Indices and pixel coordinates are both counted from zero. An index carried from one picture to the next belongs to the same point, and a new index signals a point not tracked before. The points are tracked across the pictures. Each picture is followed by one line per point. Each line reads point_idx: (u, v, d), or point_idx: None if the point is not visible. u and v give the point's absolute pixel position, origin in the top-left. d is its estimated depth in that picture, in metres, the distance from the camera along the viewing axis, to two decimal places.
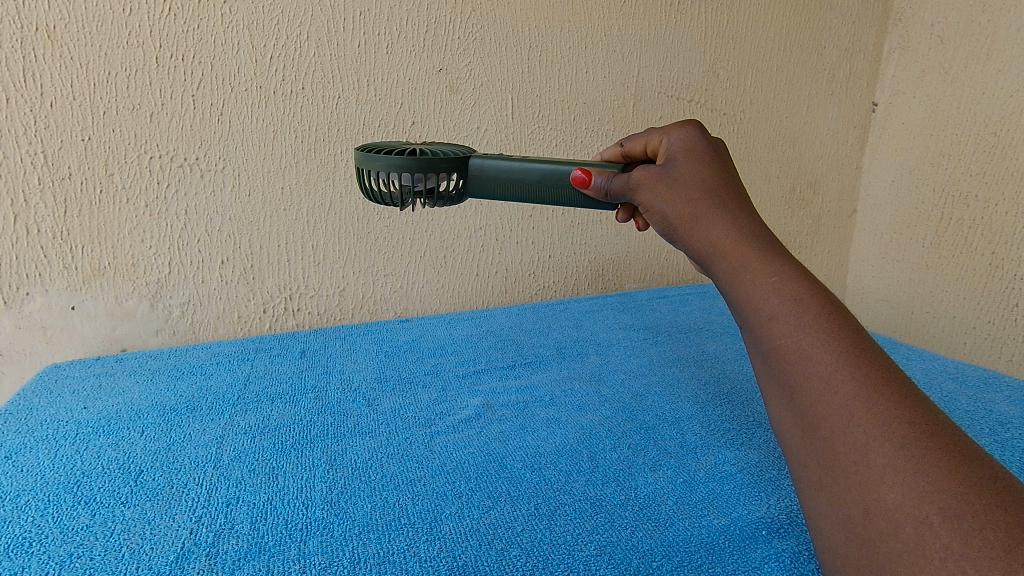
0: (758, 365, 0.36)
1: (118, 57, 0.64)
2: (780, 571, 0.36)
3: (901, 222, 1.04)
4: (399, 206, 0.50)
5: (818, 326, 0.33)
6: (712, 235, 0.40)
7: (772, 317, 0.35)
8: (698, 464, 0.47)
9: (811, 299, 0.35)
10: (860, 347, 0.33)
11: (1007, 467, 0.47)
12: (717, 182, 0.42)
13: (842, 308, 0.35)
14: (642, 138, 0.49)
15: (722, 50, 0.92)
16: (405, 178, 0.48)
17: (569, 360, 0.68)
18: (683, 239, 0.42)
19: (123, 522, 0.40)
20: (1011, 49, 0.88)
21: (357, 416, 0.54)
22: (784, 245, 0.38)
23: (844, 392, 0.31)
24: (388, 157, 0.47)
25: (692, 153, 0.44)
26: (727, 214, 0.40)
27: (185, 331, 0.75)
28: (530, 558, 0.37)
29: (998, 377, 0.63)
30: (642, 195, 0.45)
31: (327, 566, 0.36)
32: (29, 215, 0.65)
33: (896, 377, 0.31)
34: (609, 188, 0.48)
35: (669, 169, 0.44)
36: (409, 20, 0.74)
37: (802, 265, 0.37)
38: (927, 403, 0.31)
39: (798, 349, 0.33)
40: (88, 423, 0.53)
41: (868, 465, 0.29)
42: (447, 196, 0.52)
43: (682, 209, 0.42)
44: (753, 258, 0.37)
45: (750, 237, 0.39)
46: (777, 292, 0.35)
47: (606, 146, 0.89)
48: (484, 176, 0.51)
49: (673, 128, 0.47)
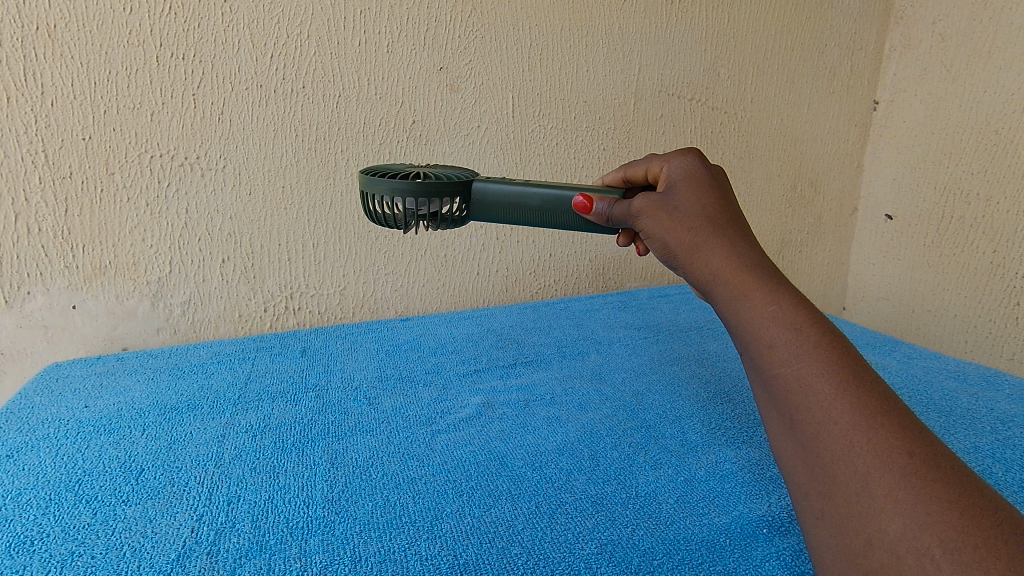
0: (759, 392, 0.37)
1: (118, 56, 0.64)
2: (781, 569, 0.36)
3: (902, 221, 1.04)
4: (403, 228, 0.51)
5: (818, 355, 0.34)
6: (712, 263, 0.41)
7: (772, 345, 0.36)
8: (699, 462, 0.47)
9: (810, 328, 0.35)
10: (860, 376, 0.33)
11: (1008, 465, 0.47)
12: (716, 210, 0.43)
13: (841, 337, 0.35)
14: (642, 165, 0.50)
15: (723, 49, 0.92)
16: (408, 203, 0.49)
17: (570, 359, 0.68)
18: (683, 265, 0.44)
19: (124, 520, 0.40)
20: (1013, 46, 0.88)
21: (357, 415, 0.54)
22: (783, 274, 0.39)
23: (843, 422, 0.31)
24: (391, 183, 0.48)
25: (692, 181, 0.45)
26: (727, 242, 0.41)
27: (186, 330, 0.76)
28: (530, 557, 0.37)
29: (999, 376, 0.63)
30: (643, 222, 0.46)
31: (328, 564, 0.36)
32: (29, 215, 0.65)
33: (896, 408, 0.32)
34: (611, 214, 0.49)
35: (670, 197, 0.45)
36: (410, 19, 0.74)
37: (800, 294, 0.37)
38: (927, 434, 0.31)
39: (797, 378, 0.34)
40: (89, 422, 0.53)
41: (868, 494, 0.29)
42: (450, 219, 0.52)
43: (682, 236, 0.43)
44: (753, 286, 0.38)
45: (749, 265, 0.40)
46: (776, 319, 0.36)
47: (607, 144, 0.89)
48: (487, 201, 0.52)
49: (673, 156, 0.48)
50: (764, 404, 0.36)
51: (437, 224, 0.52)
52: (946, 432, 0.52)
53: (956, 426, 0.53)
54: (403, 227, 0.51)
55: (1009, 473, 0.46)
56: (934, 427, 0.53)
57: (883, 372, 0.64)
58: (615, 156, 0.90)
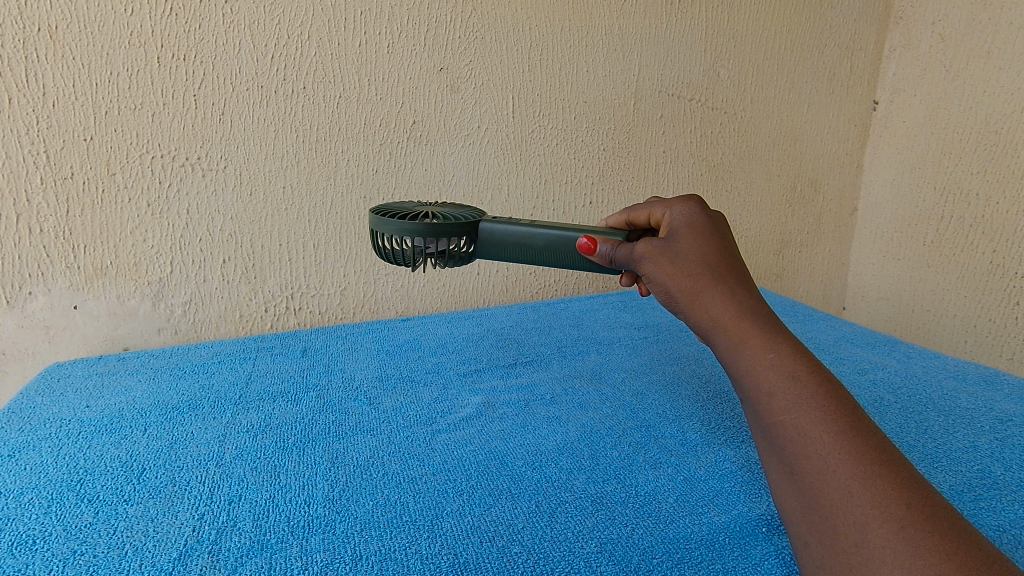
0: (760, 438, 0.38)
1: (120, 58, 0.65)
2: (780, 568, 0.36)
3: (902, 221, 1.04)
4: (411, 266, 0.53)
5: (816, 404, 0.36)
6: (713, 309, 0.42)
7: (772, 393, 0.37)
8: (698, 461, 0.47)
9: (808, 376, 0.37)
10: (857, 425, 0.35)
11: (1007, 465, 0.47)
12: (717, 257, 0.44)
13: (839, 386, 0.37)
14: (646, 209, 0.52)
15: (723, 49, 0.92)
16: (417, 242, 0.51)
17: (570, 358, 0.68)
18: (684, 311, 0.45)
19: (126, 519, 0.40)
20: (1012, 46, 0.88)
21: (358, 414, 0.54)
22: (781, 323, 0.41)
23: (842, 471, 0.33)
24: (400, 224, 0.50)
25: (693, 228, 0.47)
26: (727, 289, 0.43)
27: (187, 330, 0.76)
28: (530, 556, 0.37)
29: (998, 375, 0.64)
30: (645, 266, 0.47)
31: (328, 562, 0.36)
32: (31, 215, 0.66)
33: (893, 457, 0.33)
34: (614, 255, 0.50)
35: (671, 243, 0.46)
36: (411, 18, 0.74)
37: (799, 344, 0.39)
38: (924, 485, 0.32)
39: (797, 426, 0.35)
40: (90, 422, 0.53)
41: (868, 546, 0.30)
42: (457, 256, 0.55)
43: (683, 283, 0.44)
44: (752, 334, 0.40)
45: (748, 313, 0.41)
46: (775, 368, 0.38)
47: (607, 144, 0.89)
48: (494, 240, 0.55)
49: (675, 203, 0.50)
50: (766, 450, 0.38)
51: (444, 262, 0.55)
52: (945, 431, 0.52)
53: (955, 426, 0.53)
54: (411, 264, 0.53)
55: (1008, 472, 0.46)
56: (933, 426, 0.53)
57: (883, 372, 0.64)
58: (615, 156, 0.90)
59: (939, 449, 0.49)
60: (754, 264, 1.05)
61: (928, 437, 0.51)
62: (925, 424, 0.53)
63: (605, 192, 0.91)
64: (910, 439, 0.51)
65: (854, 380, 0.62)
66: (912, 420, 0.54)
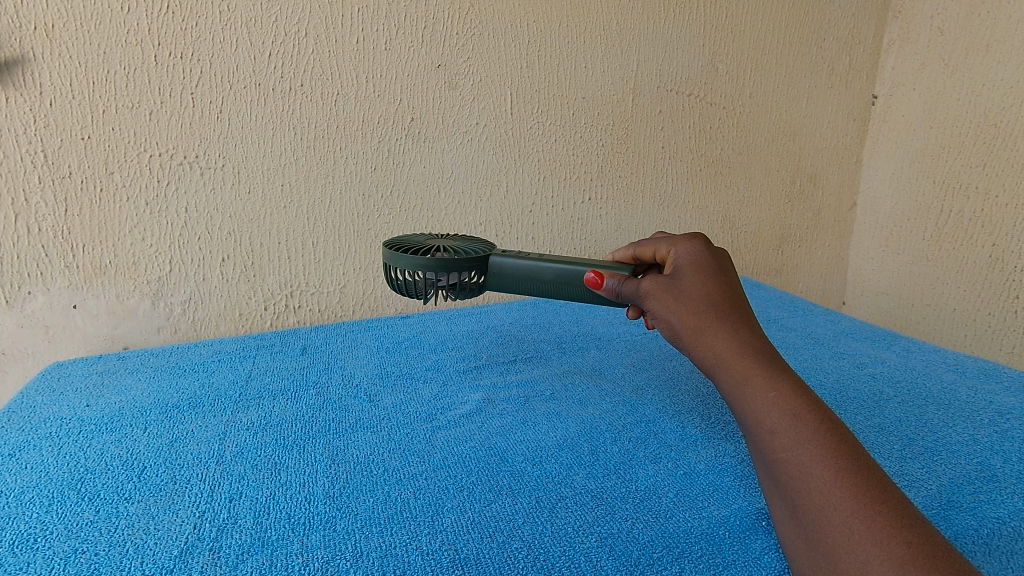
0: (762, 474, 0.39)
1: (117, 56, 0.65)
2: (780, 561, 0.36)
3: (902, 213, 1.04)
4: (422, 298, 0.55)
5: (816, 442, 0.36)
6: (716, 347, 0.43)
7: (772, 430, 0.38)
8: (698, 455, 0.47)
9: (809, 415, 0.37)
10: (857, 464, 0.35)
11: (1006, 459, 0.47)
12: (719, 296, 0.45)
13: (840, 425, 0.37)
14: (651, 245, 0.52)
15: (722, 42, 0.92)
16: (428, 275, 0.52)
17: (570, 354, 0.68)
18: (687, 346, 0.46)
19: (127, 517, 0.40)
20: (1011, 39, 0.88)
21: (358, 411, 0.55)
22: (782, 362, 0.42)
23: (842, 508, 0.33)
24: (412, 258, 0.52)
25: (697, 265, 0.47)
26: (728, 326, 0.44)
27: (187, 328, 0.76)
28: (531, 550, 0.37)
29: (998, 368, 0.63)
30: (650, 302, 0.48)
31: (329, 559, 0.36)
32: (29, 215, 0.66)
33: (894, 497, 0.33)
34: (620, 289, 0.51)
35: (676, 281, 0.47)
36: (408, 14, 0.74)
37: (800, 382, 0.40)
38: (924, 523, 0.32)
39: (797, 463, 0.36)
40: (90, 421, 0.53)
41: None
42: (468, 287, 0.55)
43: (687, 320, 0.45)
44: (753, 372, 0.41)
45: (750, 351, 0.42)
46: (776, 405, 0.38)
47: (606, 139, 0.89)
48: (504, 273, 0.55)
49: (680, 239, 0.50)
50: (767, 486, 0.38)
51: (456, 294, 0.55)
52: (945, 424, 0.52)
53: (955, 419, 0.53)
54: (422, 296, 0.55)
55: (1007, 464, 0.46)
56: (933, 420, 0.53)
57: (882, 365, 0.64)
58: (615, 152, 0.90)
59: (939, 442, 0.49)
60: (753, 259, 1.05)
61: (927, 430, 0.51)
62: (925, 418, 0.53)
63: (604, 188, 0.91)
64: (909, 433, 0.51)
65: (854, 374, 0.62)
66: (912, 413, 0.54)
